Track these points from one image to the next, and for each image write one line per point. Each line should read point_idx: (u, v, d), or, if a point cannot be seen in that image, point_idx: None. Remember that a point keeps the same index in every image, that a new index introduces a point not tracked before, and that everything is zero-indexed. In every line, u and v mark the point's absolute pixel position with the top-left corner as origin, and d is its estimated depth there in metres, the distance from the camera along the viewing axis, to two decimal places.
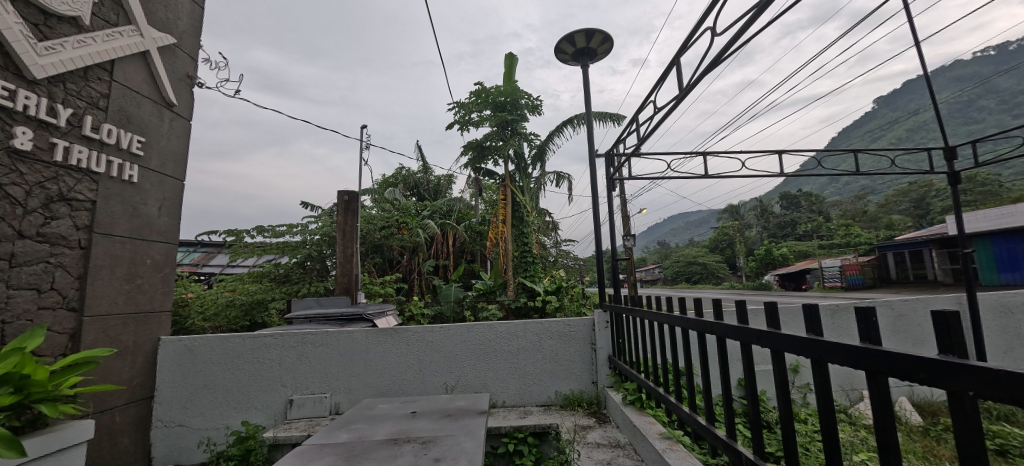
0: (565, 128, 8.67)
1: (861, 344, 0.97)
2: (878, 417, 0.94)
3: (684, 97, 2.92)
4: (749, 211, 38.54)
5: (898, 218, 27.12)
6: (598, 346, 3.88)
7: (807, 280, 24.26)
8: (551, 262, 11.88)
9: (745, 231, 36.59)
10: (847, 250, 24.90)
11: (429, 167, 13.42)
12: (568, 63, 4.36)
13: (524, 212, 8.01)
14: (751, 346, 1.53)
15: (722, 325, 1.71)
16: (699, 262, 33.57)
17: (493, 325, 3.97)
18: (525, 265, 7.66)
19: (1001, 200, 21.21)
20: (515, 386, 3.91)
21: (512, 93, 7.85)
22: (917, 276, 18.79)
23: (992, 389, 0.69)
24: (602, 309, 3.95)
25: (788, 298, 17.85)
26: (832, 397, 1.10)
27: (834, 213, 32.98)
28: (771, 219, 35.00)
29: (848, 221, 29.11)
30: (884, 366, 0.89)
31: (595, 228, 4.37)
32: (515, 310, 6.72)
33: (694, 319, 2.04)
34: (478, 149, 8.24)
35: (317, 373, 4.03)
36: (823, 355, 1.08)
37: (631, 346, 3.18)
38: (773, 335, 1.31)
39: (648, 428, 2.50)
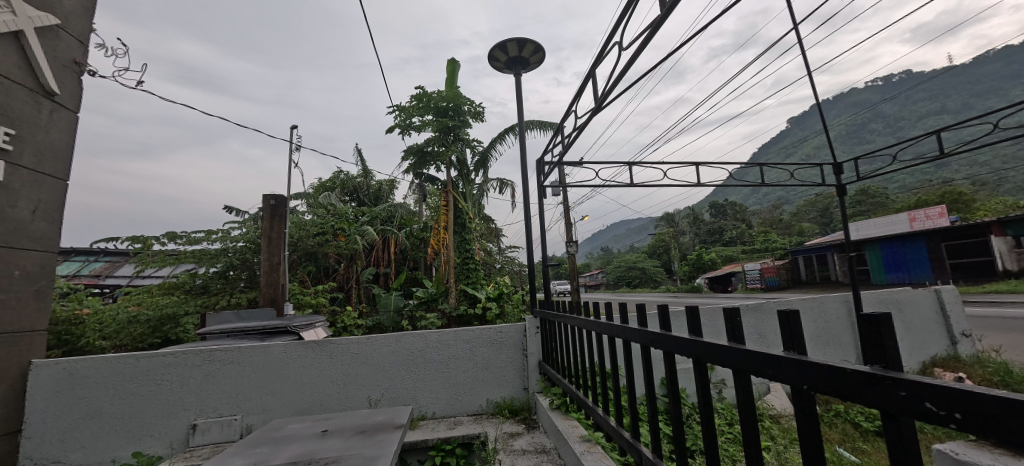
0: (506, 136, 8.72)
1: (730, 344, 1.03)
2: (743, 416, 0.98)
3: (601, 107, 3.02)
4: (682, 219, 41.37)
5: (808, 226, 30.48)
6: (528, 352, 3.88)
7: (733, 282, 26.30)
8: (496, 268, 11.92)
9: (679, 237, 39.16)
10: (767, 254, 27.48)
11: (370, 172, 12.93)
12: (501, 71, 4.38)
13: (466, 219, 7.89)
14: (650, 348, 1.59)
15: (629, 329, 1.77)
16: (639, 267, 35.33)
17: (424, 334, 3.85)
18: (467, 271, 7.61)
19: (886, 210, 24.52)
20: (444, 397, 3.81)
21: (454, 98, 7.76)
22: (823, 277, 21.09)
23: (822, 386, 0.72)
24: (532, 315, 3.97)
25: (717, 299, 19.32)
26: (709, 395, 1.16)
27: (755, 222, 36.31)
28: (702, 226, 37.79)
29: (766, 228, 32.19)
30: (745, 363, 0.93)
31: (529, 235, 4.41)
32: (456, 317, 6.58)
33: (608, 324, 2.10)
34: (419, 154, 8.04)
35: (227, 393, 3.66)
36: (702, 355, 1.13)
37: (559, 351, 3.22)
38: (664, 337, 1.37)
39: (570, 432, 2.53)
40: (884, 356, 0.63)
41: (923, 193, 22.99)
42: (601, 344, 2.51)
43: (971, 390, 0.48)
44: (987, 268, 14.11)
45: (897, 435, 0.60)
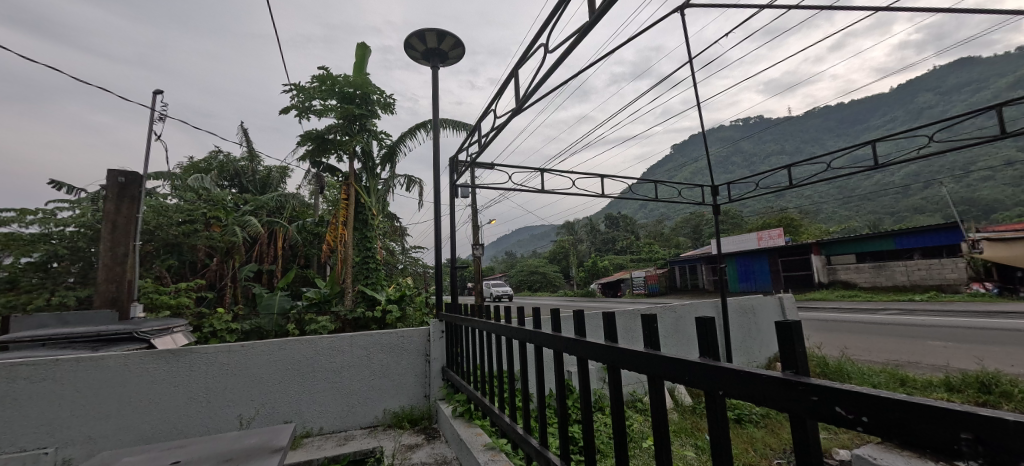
0: (418, 132, 8.38)
1: (645, 349, 1.04)
2: (656, 419, 0.99)
3: (522, 108, 3.03)
4: (581, 228, 44.47)
5: (683, 240, 35.09)
6: (432, 357, 3.70)
7: (621, 288, 28.97)
8: (399, 269, 11.34)
9: (577, 245, 42.02)
10: (649, 263, 30.91)
11: (257, 155, 11.37)
12: (418, 62, 4.17)
13: (369, 215, 7.37)
14: (562, 353, 1.59)
15: (540, 333, 1.75)
16: (540, 272, 36.95)
17: (314, 340, 3.43)
18: (367, 271, 7.10)
19: (740, 230, 29.40)
20: (335, 409, 3.45)
21: (363, 86, 7.19)
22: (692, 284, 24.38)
23: (736, 391, 0.74)
24: (438, 319, 3.80)
25: (608, 303, 21.09)
26: (621, 397, 1.17)
27: (641, 234, 40.67)
28: (598, 236, 41.11)
29: (650, 240, 36.29)
30: (659, 368, 0.95)
31: (437, 236, 4.24)
32: (352, 321, 5.84)
33: (517, 328, 2.07)
34: (318, 141, 7.27)
35: (32, 420, 2.77)
36: (616, 360, 1.14)
37: (464, 356, 3.12)
38: (578, 342, 1.37)
39: (473, 440, 2.44)
40: (796, 361, 0.67)
41: (765, 217, 28.10)
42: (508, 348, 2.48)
43: (883, 395, 0.52)
44: (808, 280, 17.31)
45: (805, 436, 0.63)
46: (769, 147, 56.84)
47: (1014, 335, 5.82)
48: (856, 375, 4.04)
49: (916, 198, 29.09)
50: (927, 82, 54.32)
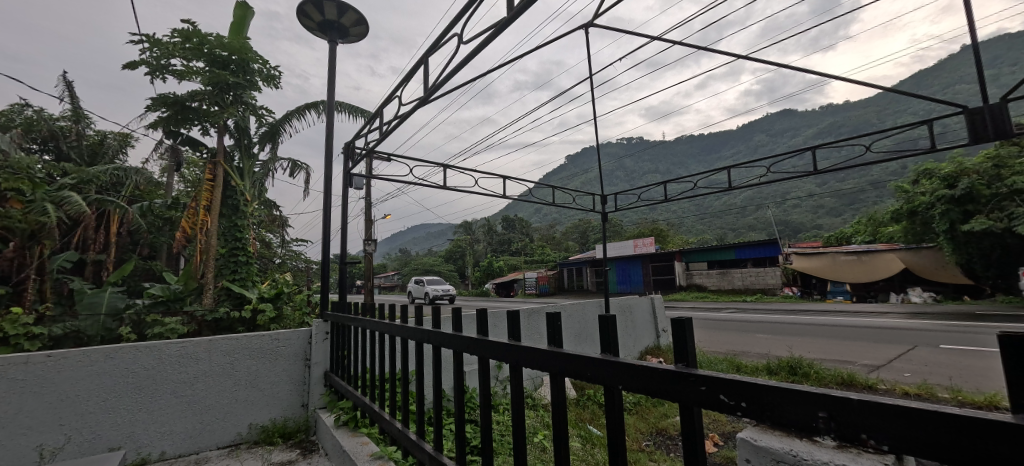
0: (306, 112, 7.53)
1: (548, 347, 1.05)
2: (555, 415, 1.01)
3: (431, 97, 2.92)
4: (480, 229, 45.00)
5: (572, 244, 37.88)
6: (312, 362, 3.32)
7: (514, 288, 29.94)
8: (276, 264, 10.04)
9: (474, 245, 42.48)
10: (541, 265, 32.66)
11: (83, 116, 9.01)
12: (312, 33, 3.73)
13: (241, 200, 6.37)
14: (462, 354, 1.53)
15: (439, 333, 1.67)
16: (435, 271, 36.23)
17: (159, 346, 2.81)
18: (235, 265, 6.09)
19: (619, 237, 32.87)
20: (184, 429, 2.87)
21: (240, 51, 6.10)
22: (578, 286, 26.36)
23: (633, 383, 0.79)
24: (322, 319, 3.43)
25: (501, 303, 21.64)
26: (522, 394, 1.18)
27: (535, 236, 42.80)
28: (494, 237, 42.07)
29: (543, 243, 38.35)
30: (560, 366, 0.96)
31: (325, 227, 3.83)
32: (212, 323, 4.91)
33: (413, 329, 1.95)
34: (176, 107, 6.03)
35: None
36: (517, 358, 1.14)
37: (351, 359, 2.86)
38: (480, 341, 1.34)
39: (359, 451, 2.25)
40: (685, 355, 0.73)
41: (641, 227, 31.87)
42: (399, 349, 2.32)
43: (758, 383, 0.61)
44: (671, 283, 20.07)
45: (691, 424, 0.70)
46: (646, 166, 64.83)
47: (809, 329, 7.51)
48: (706, 363, 4.73)
49: (750, 218, 35.92)
50: (760, 125, 67.73)
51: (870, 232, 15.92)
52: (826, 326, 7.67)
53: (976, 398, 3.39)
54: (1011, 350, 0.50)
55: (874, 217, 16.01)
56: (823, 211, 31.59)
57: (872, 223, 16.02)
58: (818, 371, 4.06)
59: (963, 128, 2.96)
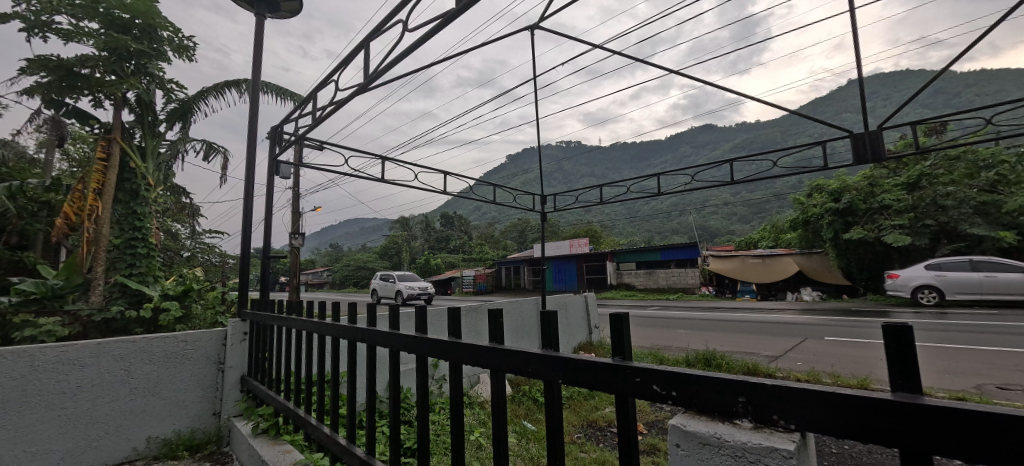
0: (226, 90, 6.80)
1: (489, 344, 1.05)
2: (495, 411, 1.01)
3: (370, 84, 2.79)
4: (417, 225, 43.88)
5: (510, 243, 38.37)
6: (227, 365, 3.01)
7: (452, 286, 29.58)
8: (185, 257, 8.96)
9: (411, 241, 41.35)
10: (479, 263, 32.66)
11: None
12: (237, 3, 3.37)
13: (142, 183, 5.57)
14: (399, 352, 1.47)
15: (375, 331, 1.59)
16: (369, 267, 34.65)
17: (28, 352, 2.35)
18: (133, 258, 5.26)
19: (556, 237, 33.93)
20: (61, 449, 2.44)
21: (147, 15, 5.36)
22: (516, 284, 26.74)
23: (572, 377, 0.81)
24: (240, 319, 3.11)
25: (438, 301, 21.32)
26: (462, 391, 1.16)
27: (474, 234, 42.70)
28: (432, 234, 41.30)
29: (482, 241, 38.40)
30: (503, 362, 0.96)
31: (246, 218, 3.49)
32: (99, 325, 4.22)
33: (345, 327, 1.84)
34: (58, 72, 5.12)
35: None
36: (457, 355, 1.12)
37: (273, 361, 2.63)
38: (419, 339, 1.30)
39: (280, 460, 2.08)
40: (622, 349, 0.77)
41: (576, 228, 33.19)
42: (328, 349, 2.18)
43: (687, 375, 0.66)
44: (603, 282, 21.13)
45: (626, 414, 0.74)
46: (582, 170, 67.63)
47: (722, 324, 8.33)
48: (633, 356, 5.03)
49: (673, 223, 39.00)
50: (685, 137, 73.70)
51: (772, 239, 18.03)
52: (736, 322, 8.56)
53: (850, 382, 3.96)
54: (888, 341, 0.60)
55: (775, 225, 18.16)
56: (735, 218, 35.21)
57: (774, 231, 18.18)
58: (728, 362, 4.49)
59: (849, 149, 3.43)
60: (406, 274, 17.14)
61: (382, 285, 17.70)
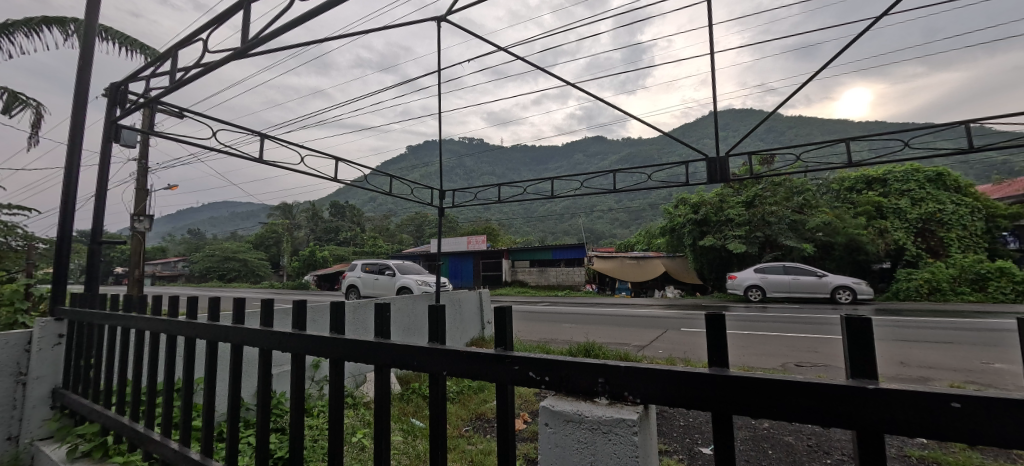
0: (44, 28, 5.33)
1: (375, 339, 1.02)
2: (380, 407, 0.99)
3: (249, 51, 2.46)
4: (301, 213, 39.72)
5: (407, 237, 37.17)
6: (32, 377, 2.36)
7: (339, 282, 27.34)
8: None
9: (293, 231, 37.26)
10: (372, 257, 30.89)
11: None
12: None
13: None
14: (271, 352, 1.34)
15: (244, 329, 1.41)
16: (238, 258, 30.18)
17: None
18: None
19: (455, 233, 33.86)
20: None
21: None
22: None
23: (458, 368, 0.83)
24: (55, 318, 2.48)
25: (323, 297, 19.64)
26: (344, 390, 1.10)
27: (367, 226, 40.25)
28: (319, 224, 37.80)
29: (376, 234, 36.44)
30: (388, 358, 0.94)
31: (67, 191, 2.77)
32: None
33: (204, 325, 1.60)
34: None
35: None
36: (339, 353, 1.06)
37: (100, 368, 2.14)
38: (295, 337, 1.20)
39: None
40: (505, 339, 0.82)
41: (474, 225, 33.59)
42: (174, 352, 1.83)
43: (558, 361, 0.74)
44: (498, 278, 21.75)
45: (505, 402, 0.79)
46: (483, 168, 68.61)
47: (602, 318, 9.25)
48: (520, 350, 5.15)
49: (565, 225, 41.94)
50: (579, 146, 79.68)
51: (645, 243, 20.55)
52: (613, 316, 9.59)
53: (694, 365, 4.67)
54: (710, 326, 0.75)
55: (648, 231, 20.78)
56: (616, 223, 39.30)
57: (647, 236, 20.78)
58: (604, 353, 4.96)
59: (705, 170, 4.07)
60: (405, 264, 12.99)
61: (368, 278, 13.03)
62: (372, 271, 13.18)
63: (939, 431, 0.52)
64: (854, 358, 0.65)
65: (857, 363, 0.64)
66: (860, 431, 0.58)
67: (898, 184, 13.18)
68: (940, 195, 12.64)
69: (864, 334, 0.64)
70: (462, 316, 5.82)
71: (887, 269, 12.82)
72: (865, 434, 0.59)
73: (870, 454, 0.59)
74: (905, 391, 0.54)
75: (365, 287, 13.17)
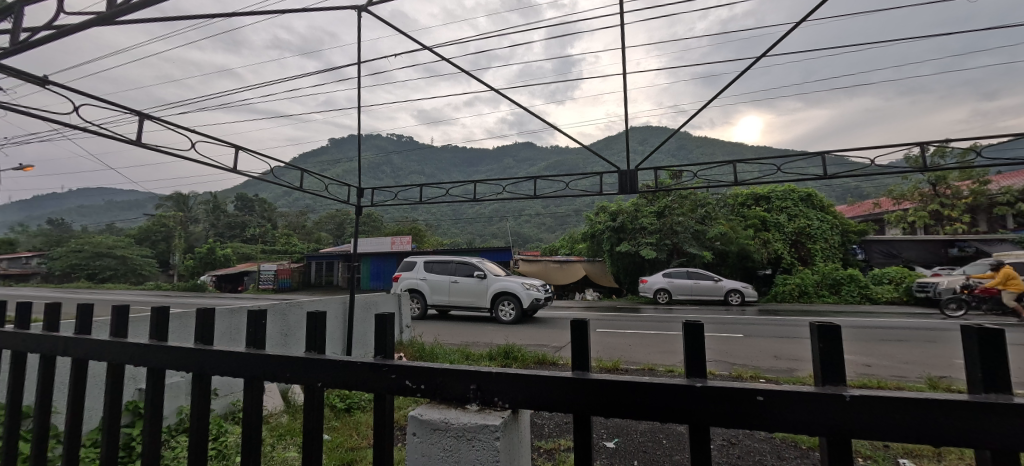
0: None
1: (246, 349, 0.94)
2: (247, 422, 0.91)
3: (117, 18, 2.12)
4: (199, 205, 35.24)
5: (325, 236, 34.82)
6: None
7: (243, 283, 24.60)
8: None
9: (188, 225, 32.86)
10: (284, 256, 28.36)
11: None
12: None
13: None
14: (123, 366, 1.16)
15: (88, 342, 1.20)
16: (114, 255, 25.85)
17: None
18: None
19: (380, 232, 32.45)
20: None
21: None
22: (327, 281, 24.23)
23: (332, 379, 0.79)
24: None
25: (222, 299, 17.58)
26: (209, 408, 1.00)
27: (280, 222, 36.90)
28: (221, 218, 33.86)
29: (289, 232, 33.55)
30: (260, 370, 0.87)
31: None
32: None
33: (41, 338, 1.34)
34: None
35: None
36: (202, 364, 0.95)
37: None
38: (152, 349, 1.05)
39: None
40: (385, 347, 0.79)
41: (400, 225, 32.48)
42: None
43: (435, 368, 0.74)
44: None
45: (383, 413, 0.77)
46: (413, 167, 66.76)
47: (524, 320, 9.47)
48: (440, 355, 5.02)
49: (494, 227, 42.35)
50: (510, 151, 81.20)
51: (568, 247, 21.47)
52: (534, 317, 9.88)
53: (606, 363, 4.91)
54: (575, 331, 0.81)
55: (571, 236, 21.74)
56: (543, 227, 40.61)
57: (570, 241, 21.73)
58: (523, 355, 5.06)
59: (619, 183, 4.34)
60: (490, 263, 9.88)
61: (444, 283, 9.54)
62: (445, 271, 9.69)
63: (750, 419, 0.63)
64: (691, 360, 0.74)
65: (693, 364, 0.73)
66: (691, 424, 0.67)
67: (778, 201, 15.29)
68: (809, 212, 14.92)
69: (698, 335, 0.75)
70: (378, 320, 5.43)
71: (768, 274, 14.81)
72: (697, 428, 0.68)
73: (701, 445, 0.68)
74: (723, 387, 0.64)
75: (431, 293, 9.65)
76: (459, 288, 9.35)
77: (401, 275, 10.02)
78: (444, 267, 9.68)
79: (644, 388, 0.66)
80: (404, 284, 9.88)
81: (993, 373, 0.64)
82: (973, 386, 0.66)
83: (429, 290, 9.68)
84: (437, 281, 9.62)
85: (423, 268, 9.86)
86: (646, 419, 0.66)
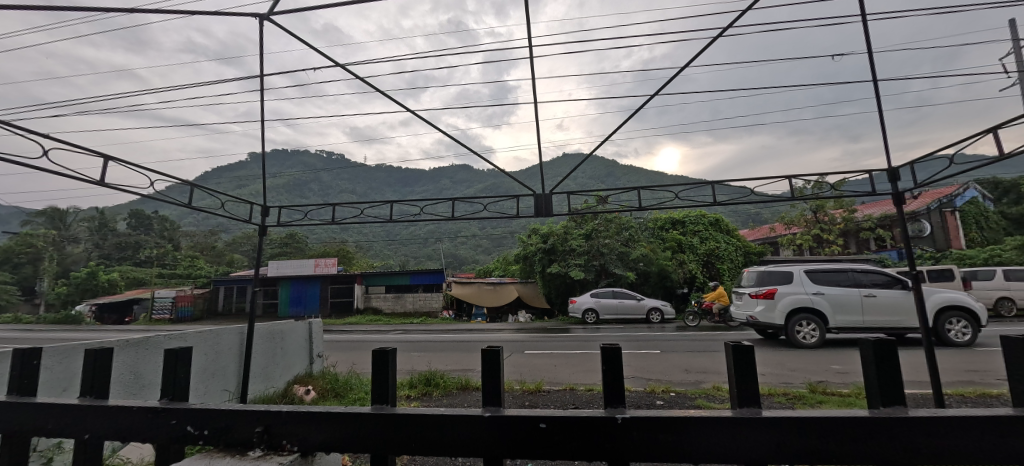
0: None
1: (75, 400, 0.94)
2: None
3: None
4: (80, 223, 30.40)
5: (240, 259, 31.89)
6: None
7: (132, 312, 21.37)
8: None
9: (65, 245, 28.14)
10: (187, 281, 25.24)
11: None
12: None
13: None
14: None
15: None
16: None
17: None
18: None
19: (303, 254, 30.26)
20: None
21: None
22: (239, 308, 21.90)
23: (160, 431, 0.84)
24: None
25: (98, 333, 15.04)
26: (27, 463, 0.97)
27: (184, 243, 33.00)
28: (109, 238, 29.53)
29: (195, 253, 30.09)
30: (89, 422, 0.89)
31: None
32: None
33: None
34: None
35: None
36: (24, 419, 0.94)
37: None
38: None
39: None
40: None
41: (326, 247, 30.70)
42: None
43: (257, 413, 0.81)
44: (349, 305, 20.04)
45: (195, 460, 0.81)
46: (344, 186, 63.98)
47: (451, 344, 9.23)
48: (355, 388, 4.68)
49: (429, 249, 41.52)
50: (447, 173, 81.41)
51: (502, 269, 21.59)
52: (461, 341, 9.67)
53: (529, 385, 4.88)
54: (378, 364, 0.87)
55: (505, 258, 21.89)
56: (480, 249, 40.61)
57: (504, 262, 21.84)
58: (445, 380, 4.89)
59: (534, 204, 4.44)
60: None
61: (854, 299, 7.61)
62: (837, 281, 7.81)
63: (523, 446, 0.74)
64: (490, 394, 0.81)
65: (489, 397, 0.80)
66: (480, 456, 0.76)
67: (692, 226, 16.71)
68: (717, 235, 16.47)
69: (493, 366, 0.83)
70: (282, 351, 4.87)
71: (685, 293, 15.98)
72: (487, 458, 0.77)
73: None
74: (507, 416, 0.75)
75: (836, 313, 7.61)
76: (883, 303, 7.52)
77: (779, 290, 7.82)
78: (835, 277, 7.83)
79: (438, 421, 0.76)
80: (791, 302, 7.73)
81: (747, 386, 0.75)
82: (733, 400, 0.76)
83: (830, 308, 7.66)
84: (842, 296, 7.65)
85: (812, 280, 7.81)
86: (440, 453, 0.75)
